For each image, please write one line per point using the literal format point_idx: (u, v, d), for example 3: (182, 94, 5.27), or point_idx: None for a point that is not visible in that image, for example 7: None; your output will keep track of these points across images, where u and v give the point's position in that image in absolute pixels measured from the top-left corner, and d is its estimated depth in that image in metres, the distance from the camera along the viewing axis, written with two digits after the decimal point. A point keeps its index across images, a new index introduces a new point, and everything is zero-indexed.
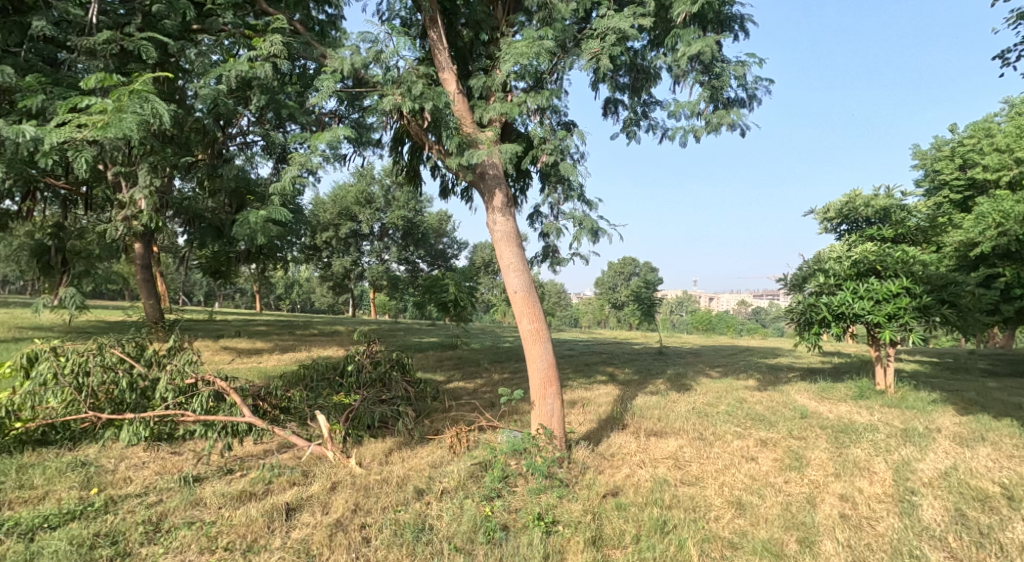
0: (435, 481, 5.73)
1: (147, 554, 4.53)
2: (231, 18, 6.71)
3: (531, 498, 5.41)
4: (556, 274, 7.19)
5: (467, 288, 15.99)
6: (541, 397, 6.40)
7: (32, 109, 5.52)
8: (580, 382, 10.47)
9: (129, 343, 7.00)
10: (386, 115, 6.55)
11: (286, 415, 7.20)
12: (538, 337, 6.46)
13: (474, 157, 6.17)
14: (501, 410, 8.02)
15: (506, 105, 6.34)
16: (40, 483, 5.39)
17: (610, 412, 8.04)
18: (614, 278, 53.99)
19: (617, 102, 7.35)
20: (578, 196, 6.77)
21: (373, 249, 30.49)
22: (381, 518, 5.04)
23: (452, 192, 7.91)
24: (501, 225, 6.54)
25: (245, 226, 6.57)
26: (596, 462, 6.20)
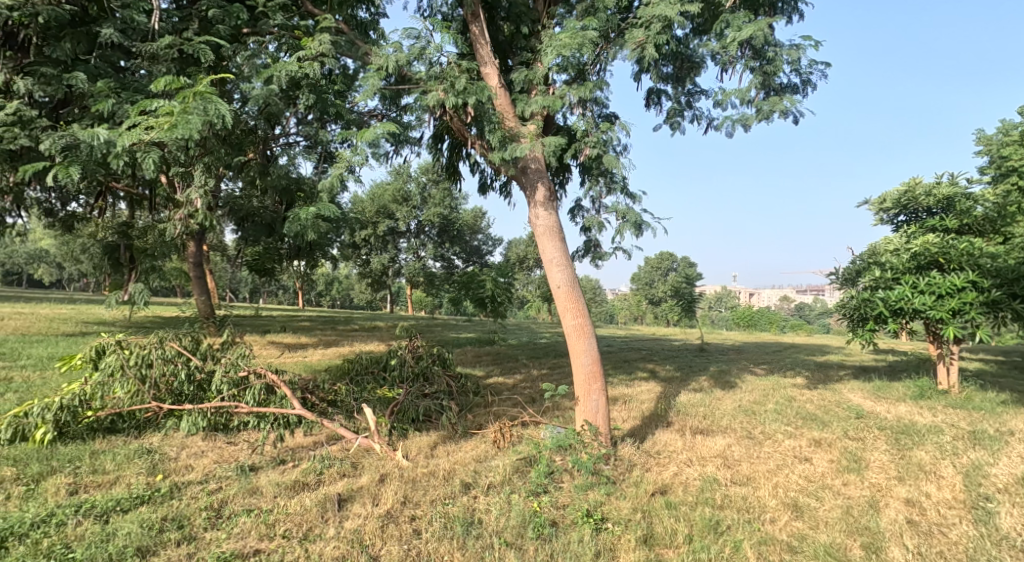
0: (481, 475, 5.74)
1: (212, 539, 4.64)
2: (280, 20, 6.84)
3: (578, 495, 5.38)
4: (598, 269, 7.09)
5: (507, 283, 16.02)
6: (586, 393, 6.35)
7: (104, 113, 5.72)
8: (622, 379, 10.37)
9: (186, 337, 7.22)
10: (429, 111, 6.57)
11: (333, 408, 7.29)
12: (582, 332, 6.39)
13: (517, 151, 6.15)
14: (543, 405, 8.01)
15: (548, 98, 6.28)
16: (111, 468, 5.60)
17: (654, 409, 7.92)
18: (651, 273, 53.36)
19: (660, 93, 7.19)
20: (622, 188, 6.63)
21: (410, 246, 30.88)
22: (429, 511, 5.08)
23: (491, 187, 7.85)
24: (543, 219, 6.48)
25: (296, 223, 6.66)
26: (643, 459, 6.11)
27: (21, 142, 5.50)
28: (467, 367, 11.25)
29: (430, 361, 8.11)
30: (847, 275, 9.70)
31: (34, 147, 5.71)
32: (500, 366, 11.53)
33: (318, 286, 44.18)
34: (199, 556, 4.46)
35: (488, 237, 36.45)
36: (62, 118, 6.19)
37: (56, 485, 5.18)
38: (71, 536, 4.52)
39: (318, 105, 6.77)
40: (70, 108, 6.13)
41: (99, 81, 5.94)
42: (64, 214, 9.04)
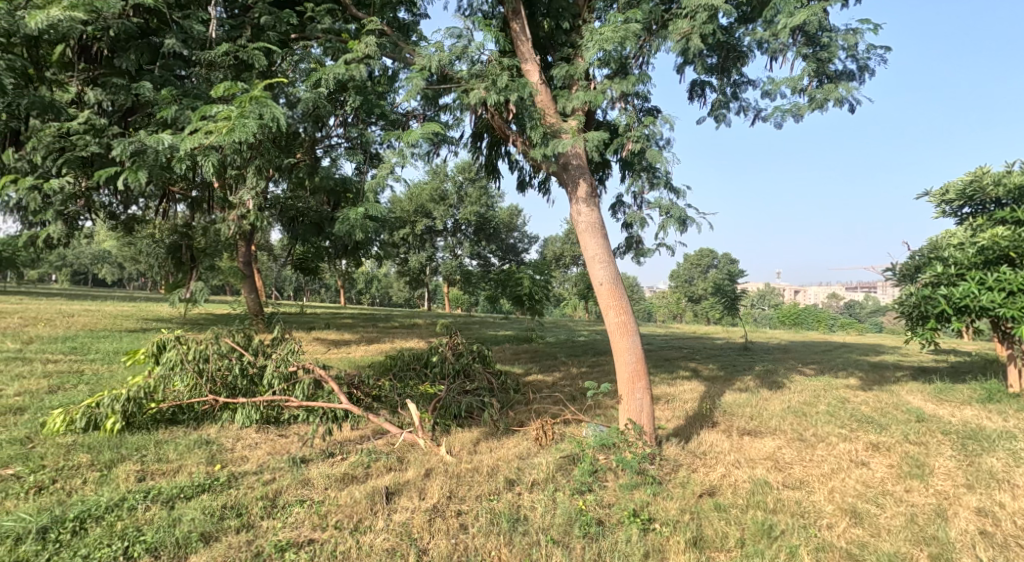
0: (525, 472, 5.81)
1: (269, 528, 4.83)
2: (328, 24, 7.03)
3: (624, 494, 5.40)
4: (640, 265, 7.06)
5: (546, 280, 16.08)
6: (630, 392, 6.36)
7: (168, 120, 5.99)
8: (664, 378, 10.31)
9: (239, 334, 7.56)
10: (470, 110, 6.67)
11: (378, 403, 7.45)
12: (626, 330, 6.40)
13: (559, 147, 6.17)
14: (585, 402, 8.04)
15: (589, 94, 6.28)
16: (173, 457, 5.87)
17: (698, 409, 7.86)
18: (691, 270, 52.61)
19: (705, 85, 7.12)
20: (665, 183, 6.58)
21: (447, 244, 31.37)
22: (476, 507, 5.17)
23: (530, 184, 7.89)
24: (586, 215, 6.49)
25: (345, 223, 6.83)
26: (689, 460, 6.09)
27: (92, 149, 5.76)
28: (507, 364, 11.34)
29: (470, 359, 8.24)
30: (905, 271, 9.45)
31: (105, 153, 5.98)
32: (539, 363, 11.60)
33: (359, 284, 44.97)
34: (257, 544, 4.64)
35: (524, 234, 36.56)
36: (129, 125, 6.49)
37: (126, 472, 5.45)
38: (141, 520, 4.76)
39: (363, 105, 6.91)
40: (136, 116, 6.42)
41: (162, 90, 6.20)
42: (126, 217, 9.39)
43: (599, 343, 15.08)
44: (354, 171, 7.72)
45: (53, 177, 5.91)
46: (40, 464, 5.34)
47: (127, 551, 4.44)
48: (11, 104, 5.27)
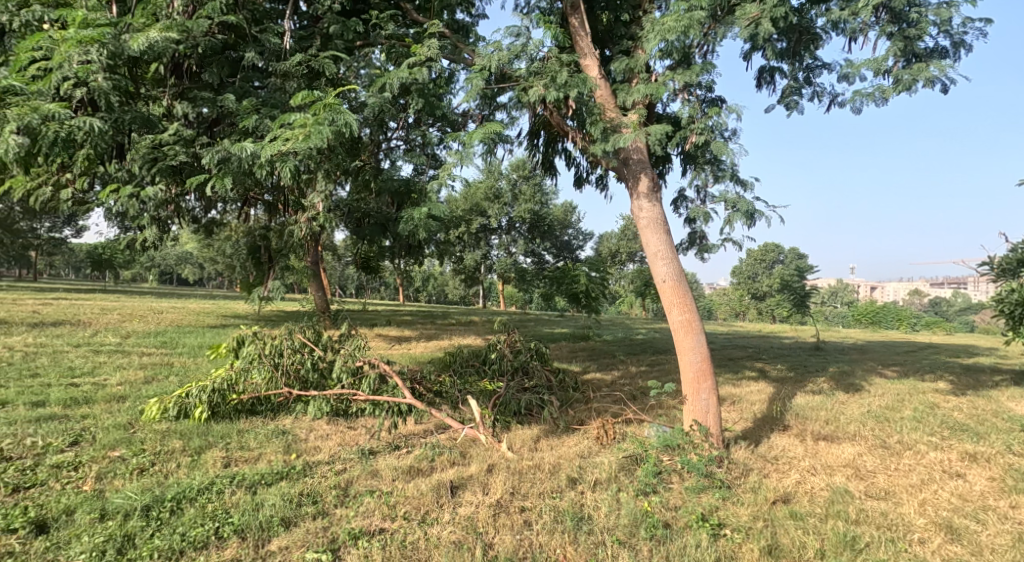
0: (587, 471, 5.89)
1: (342, 515, 4.99)
2: (392, 29, 7.29)
3: (691, 497, 5.42)
4: (704, 261, 7.01)
5: (602, 277, 16.05)
6: (695, 392, 6.37)
7: (249, 129, 6.36)
8: (730, 379, 10.18)
9: (309, 330, 7.94)
10: (529, 107, 6.77)
11: (439, 398, 7.69)
12: (690, 328, 6.41)
13: (619, 142, 6.19)
14: (646, 402, 8.07)
15: (650, 87, 6.26)
16: (254, 445, 6.26)
17: (769, 411, 7.76)
18: (754, 266, 51.28)
19: (775, 71, 6.87)
20: (730, 176, 6.49)
21: (501, 243, 32.06)
22: (540, 504, 5.27)
23: (588, 179, 7.96)
24: (647, 211, 6.53)
25: (410, 223, 7.08)
26: (759, 464, 6.06)
27: (182, 158, 6.21)
28: (564, 362, 11.45)
29: (529, 356, 8.36)
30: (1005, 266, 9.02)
31: (192, 162, 6.48)
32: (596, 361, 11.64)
33: (416, 283, 45.92)
34: (332, 531, 4.80)
35: (579, 231, 36.53)
36: (214, 135, 6.92)
37: (213, 457, 5.83)
38: (228, 503, 5.02)
39: (425, 108, 7.09)
40: (221, 126, 6.84)
41: (244, 101, 6.61)
42: (206, 219, 9.90)
43: (659, 342, 15.00)
44: (415, 171, 7.98)
45: (148, 185, 6.35)
46: (140, 449, 5.79)
47: (216, 531, 4.66)
48: (116, 120, 5.56)
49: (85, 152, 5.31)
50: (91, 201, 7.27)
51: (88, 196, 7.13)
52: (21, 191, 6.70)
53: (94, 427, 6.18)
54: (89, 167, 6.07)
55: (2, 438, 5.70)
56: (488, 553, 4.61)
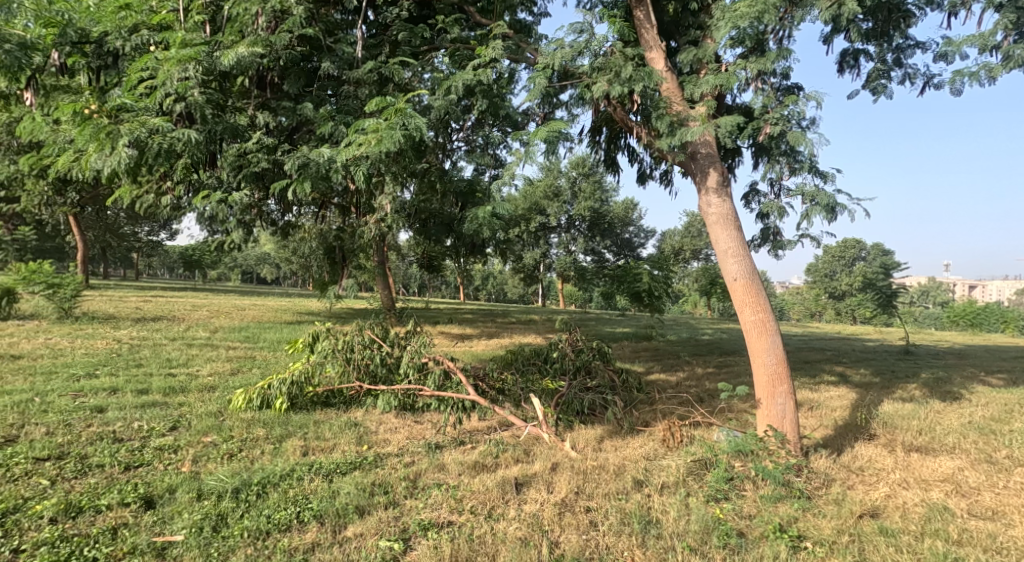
0: (653, 474, 5.90)
1: (411, 506, 5.21)
2: (457, 32, 7.48)
3: (767, 506, 5.35)
4: (779, 258, 6.81)
5: (666, 275, 15.89)
6: (770, 396, 6.29)
7: (326, 134, 6.68)
8: (807, 383, 9.91)
9: (377, 326, 8.26)
10: (593, 104, 6.79)
11: (502, 396, 7.79)
12: (764, 330, 6.34)
13: (687, 135, 6.16)
14: (716, 405, 7.99)
15: (720, 77, 6.18)
16: (329, 436, 6.60)
17: (853, 419, 7.54)
18: (832, 264, 49.28)
19: (859, 53, 6.70)
20: (811, 168, 6.23)
21: (561, 241, 32.15)
22: (606, 505, 5.32)
23: (651, 175, 7.95)
24: (716, 207, 6.50)
25: (475, 222, 7.23)
26: (844, 475, 5.92)
27: (264, 165, 6.57)
28: (627, 363, 11.42)
29: (591, 355, 8.37)
30: None
31: (274, 168, 6.85)
32: (661, 362, 11.56)
33: (477, 281, 46.56)
34: (403, 520, 5.01)
35: (641, 229, 36.15)
36: (294, 142, 7.28)
37: (294, 446, 6.19)
38: (307, 490, 5.31)
39: (489, 108, 7.24)
40: (301, 133, 7.21)
41: (321, 109, 6.95)
42: (282, 222, 10.44)
43: (726, 343, 14.73)
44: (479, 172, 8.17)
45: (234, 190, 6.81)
46: (228, 435, 6.23)
47: (298, 515, 4.95)
48: (209, 131, 6.02)
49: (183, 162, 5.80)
50: (183, 206, 7.83)
51: (181, 201, 7.68)
52: (125, 197, 7.29)
53: (190, 413, 6.69)
54: (184, 175, 6.56)
55: (113, 421, 6.25)
56: (554, 552, 4.70)
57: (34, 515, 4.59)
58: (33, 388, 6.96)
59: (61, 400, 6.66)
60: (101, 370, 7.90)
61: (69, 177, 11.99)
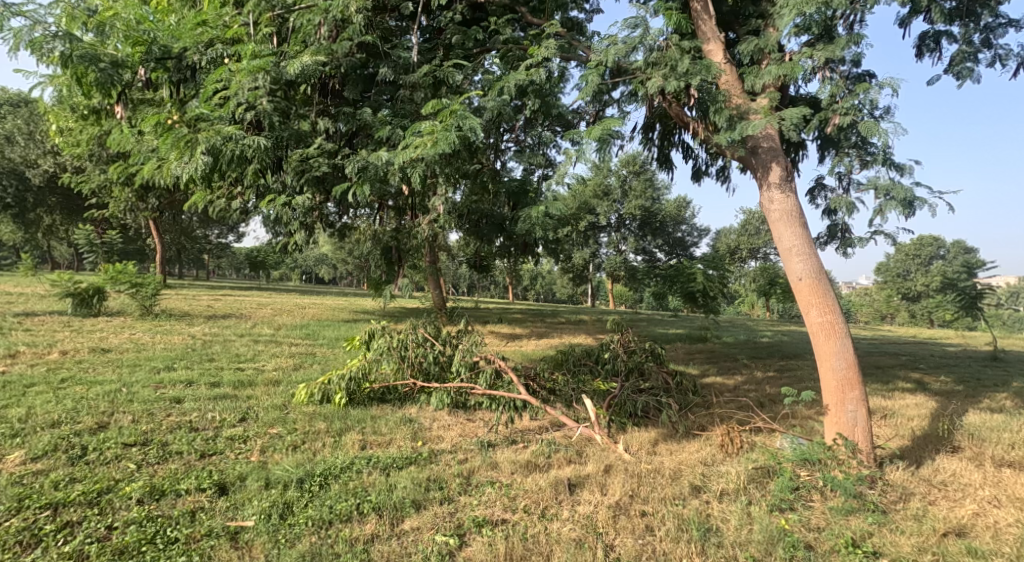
0: (711, 480, 5.84)
1: (466, 503, 5.33)
2: (510, 34, 7.56)
3: (838, 519, 5.22)
4: (848, 256, 6.59)
5: (722, 275, 15.61)
6: (840, 402, 6.11)
7: (384, 137, 6.86)
8: (880, 390, 9.59)
9: (430, 325, 8.44)
10: (647, 101, 6.72)
11: (554, 396, 7.83)
12: (833, 332, 6.15)
13: (748, 129, 6.04)
14: (778, 411, 7.83)
15: (784, 67, 6.06)
16: (385, 431, 6.80)
17: (934, 430, 7.24)
18: (904, 264, 47.15)
19: (942, 35, 6.49)
20: (885, 160, 6.02)
21: (611, 240, 31.98)
22: (662, 510, 5.31)
23: (706, 172, 7.87)
24: (780, 203, 6.33)
25: (528, 221, 7.27)
26: (926, 490, 5.71)
27: (325, 169, 6.79)
28: (681, 365, 11.28)
29: (643, 357, 8.33)
30: None
31: (334, 172, 7.08)
32: (718, 365, 11.39)
33: (528, 281, 46.73)
34: (458, 516, 5.15)
35: (694, 227, 35.48)
36: (353, 146, 7.50)
37: (352, 439, 6.42)
38: (366, 482, 5.50)
39: (542, 108, 7.29)
40: (359, 137, 7.41)
41: (379, 114, 7.16)
42: (339, 224, 10.72)
43: (786, 346, 14.35)
44: (529, 172, 8.25)
45: (298, 194, 7.07)
46: (293, 427, 6.52)
47: (358, 507, 5.13)
48: (277, 137, 6.27)
49: (253, 166, 6.14)
50: (250, 210, 8.19)
51: (249, 205, 8.04)
52: (199, 201, 7.69)
53: (257, 406, 7.02)
54: (253, 180, 6.87)
55: (189, 411, 6.62)
56: (610, 555, 4.75)
57: (124, 496, 4.93)
58: (119, 379, 7.44)
59: (144, 390, 7.10)
60: (178, 363, 8.37)
61: (150, 183, 12.75)
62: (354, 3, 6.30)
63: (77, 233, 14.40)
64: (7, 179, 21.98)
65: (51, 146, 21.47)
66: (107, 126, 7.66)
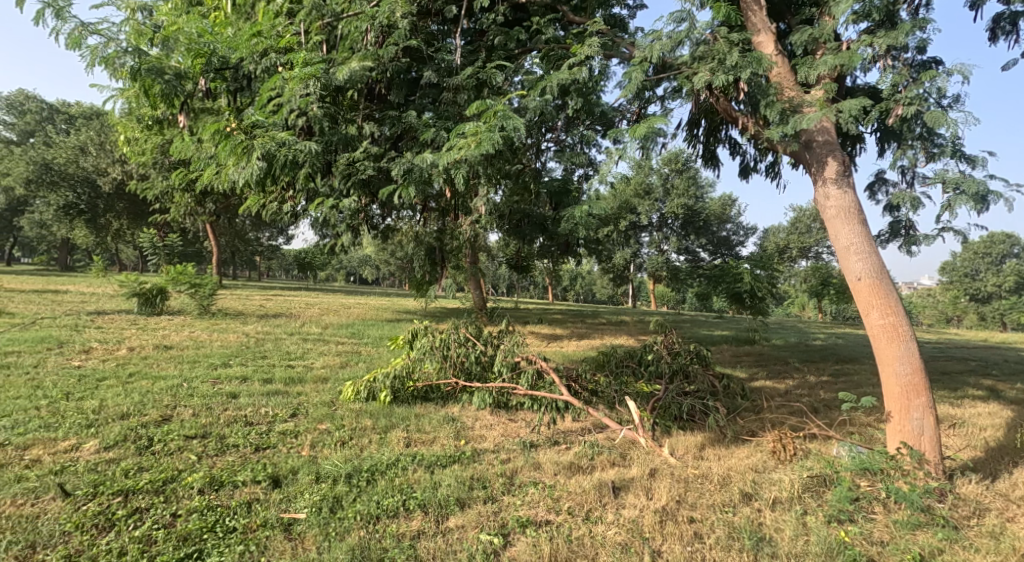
0: (763, 487, 5.75)
1: (510, 503, 5.40)
2: (552, 33, 7.58)
3: (904, 533, 5.08)
4: (912, 256, 6.36)
5: (770, 276, 15.28)
6: (905, 410, 5.91)
7: (428, 140, 6.96)
8: (947, 398, 9.23)
9: (471, 325, 8.52)
10: (695, 96, 6.62)
11: (596, 398, 7.81)
12: (897, 336, 5.94)
13: (802, 123, 5.92)
14: (834, 418, 7.65)
15: (841, 56, 5.91)
16: (429, 429, 6.92)
17: (1008, 441, 6.94)
18: (971, 263, 45.24)
19: (1017, 16, 6.26)
20: (954, 152, 5.83)
21: (652, 239, 31.70)
22: (711, 517, 5.27)
23: (754, 168, 7.74)
24: (836, 199, 6.17)
25: (571, 221, 7.26)
26: (1001, 505, 5.50)
27: (370, 172, 6.94)
28: (729, 368, 11.09)
29: (688, 359, 8.22)
30: None
31: (379, 175, 7.22)
32: (767, 368, 11.17)
33: (569, 281, 46.67)
34: (502, 516, 5.21)
35: (740, 226, 34.78)
36: (398, 148, 7.61)
37: (397, 437, 6.55)
38: (412, 479, 5.62)
39: (584, 106, 7.28)
40: (404, 140, 7.53)
41: (423, 116, 7.27)
42: (382, 225, 10.78)
43: (840, 349, 13.95)
44: (572, 172, 8.26)
45: (345, 197, 7.24)
46: (341, 423, 6.70)
47: (404, 503, 5.24)
48: (327, 141, 6.71)
49: (304, 170, 6.38)
50: (301, 213, 8.42)
51: (299, 208, 8.28)
52: (252, 204, 7.96)
53: (307, 402, 7.24)
54: (304, 183, 7.06)
55: (245, 406, 6.89)
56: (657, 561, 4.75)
57: (187, 485, 5.16)
58: (180, 374, 7.78)
59: (203, 385, 7.40)
60: (234, 360, 8.70)
61: (206, 188, 13.33)
62: (399, 9, 6.45)
63: (141, 236, 15.11)
64: (81, 187, 24.31)
65: (115, 153, 22.62)
66: (169, 134, 8.03)
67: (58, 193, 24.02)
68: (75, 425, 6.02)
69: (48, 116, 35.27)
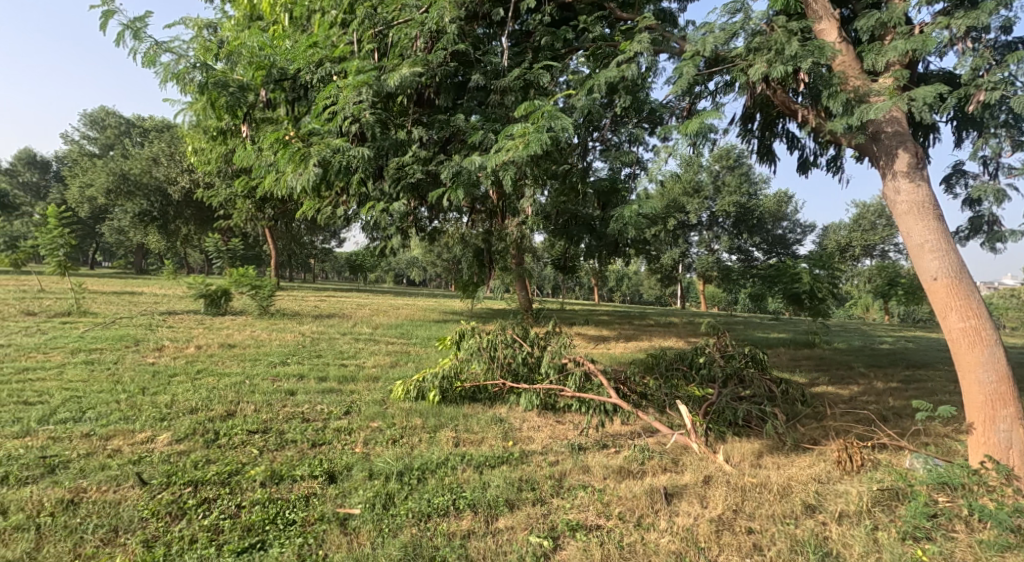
0: (827, 499, 5.59)
1: (559, 505, 5.42)
2: (599, 31, 7.56)
3: (992, 556, 4.83)
4: (997, 252, 6.09)
5: (831, 275, 14.79)
6: (990, 420, 5.69)
7: (477, 142, 7.03)
8: None
9: (518, 326, 8.57)
10: (750, 88, 6.52)
11: (646, 401, 7.75)
12: (979, 341, 5.72)
13: (869, 113, 5.75)
14: (901, 428, 7.37)
15: (913, 41, 5.70)
16: (477, 429, 7.01)
17: None
18: None
19: None
20: None
21: (702, 239, 31.21)
22: (771, 528, 5.17)
23: (813, 163, 7.56)
24: (908, 194, 5.97)
25: (620, 222, 7.22)
26: None
27: (419, 175, 7.07)
28: (787, 372, 10.82)
29: (742, 362, 8.11)
30: None
31: (428, 178, 7.34)
32: (829, 374, 10.83)
33: (617, 281, 46.32)
34: (551, 518, 5.24)
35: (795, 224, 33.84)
36: (447, 151, 7.70)
37: (446, 436, 6.65)
38: (461, 479, 5.71)
39: (633, 103, 7.23)
40: (454, 143, 7.63)
41: (471, 119, 7.35)
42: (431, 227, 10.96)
43: (907, 353, 13.38)
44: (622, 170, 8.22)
45: (394, 200, 7.38)
46: (392, 421, 6.86)
47: (454, 502, 5.34)
48: (378, 146, 6.85)
49: (358, 175, 6.58)
50: (354, 216, 8.64)
51: (351, 211, 8.50)
52: (307, 209, 8.22)
53: (360, 401, 7.43)
54: (356, 187, 7.25)
55: (302, 403, 7.12)
56: None
57: (250, 478, 5.38)
58: (243, 371, 8.10)
59: (264, 382, 7.69)
60: (291, 358, 9.00)
61: (266, 194, 13.87)
62: (448, 13, 6.55)
63: (207, 241, 15.82)
64: (154, 196, 25.68)
65: (181, 161, 23.73)
66: (232, 142, 8.37)
67: (133, 202, 25.43)
68: (150, 418, 6.34)
69: (124, 128, 37.24)
